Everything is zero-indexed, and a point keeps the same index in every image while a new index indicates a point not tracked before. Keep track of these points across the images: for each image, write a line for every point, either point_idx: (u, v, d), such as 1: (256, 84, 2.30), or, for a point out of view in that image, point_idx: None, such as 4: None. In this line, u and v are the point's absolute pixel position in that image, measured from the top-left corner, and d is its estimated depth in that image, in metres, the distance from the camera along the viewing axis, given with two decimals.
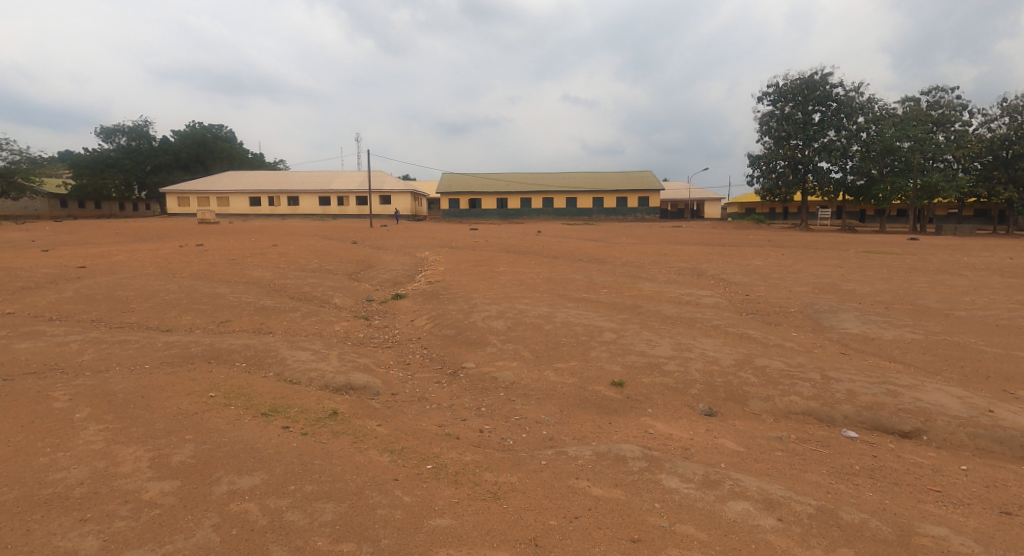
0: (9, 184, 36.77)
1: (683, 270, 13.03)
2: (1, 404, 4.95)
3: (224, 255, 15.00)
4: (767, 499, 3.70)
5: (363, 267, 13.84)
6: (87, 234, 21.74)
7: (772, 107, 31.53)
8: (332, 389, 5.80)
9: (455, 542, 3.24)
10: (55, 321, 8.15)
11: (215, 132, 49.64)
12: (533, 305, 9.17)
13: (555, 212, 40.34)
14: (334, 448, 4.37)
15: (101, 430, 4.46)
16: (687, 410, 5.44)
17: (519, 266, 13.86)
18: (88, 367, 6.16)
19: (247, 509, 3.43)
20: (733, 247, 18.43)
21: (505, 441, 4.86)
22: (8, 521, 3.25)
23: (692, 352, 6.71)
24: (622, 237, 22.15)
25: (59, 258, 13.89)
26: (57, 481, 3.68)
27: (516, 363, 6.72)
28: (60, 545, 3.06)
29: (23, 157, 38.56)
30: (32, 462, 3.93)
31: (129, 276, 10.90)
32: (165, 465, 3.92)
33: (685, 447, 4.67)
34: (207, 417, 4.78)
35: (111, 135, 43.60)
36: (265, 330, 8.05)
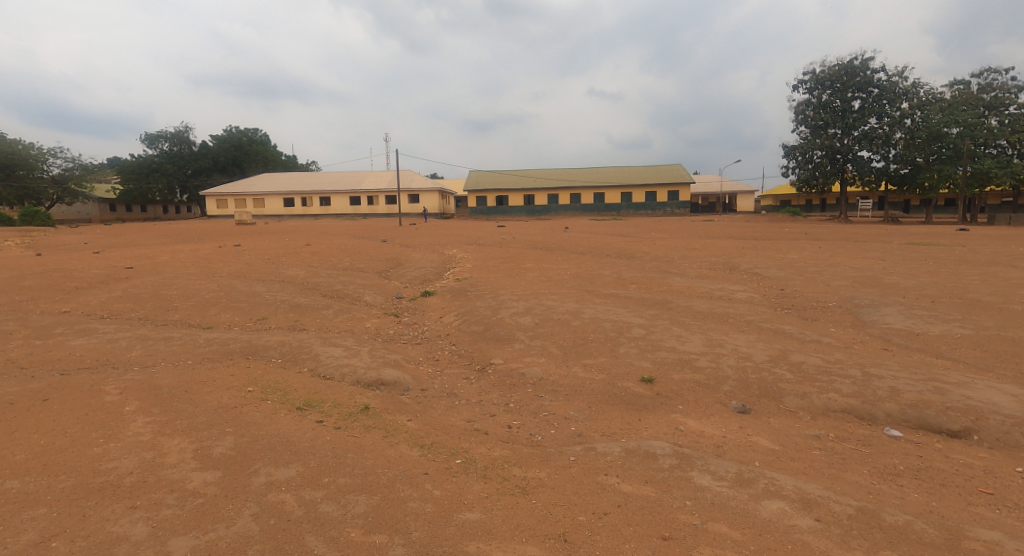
0: (63, 190, 38.61)
1: (714, 265, 12.78)
2: (58, 396, 5.19)
3: (259, 254, 15.37)
4: (804, 498, 3.59)
5: (392, 265, 14.02)
6: (133, 236, 22.62)
7: (809, 95, 30.55)
8: (362, 384, 5.90)
9: (485, 537, 3.25)
10: (106, 318, 8.51)
11: (251, 136, 50.94)
12: (561, 301, 9.12)
13: (582, 208, 40.04)
14: (365, 442, 4.43)
15: (148, 423, 4.62)
16: (719, 407, 5.33)
17: (546, 262, 13.80)
18: (136, 362, 6.41)
19: (284, 500, 3.52)
20: (767, 241, 17.92)
21: (533, 437, 4.85)
22: (65, 507, 3.40)
23: (724, 349, 6.56)
24: (651, 232, 21.83)
25: (108, 259, 14.52)
26: (109, 470, 3.84)
27: (543, 359, 6.71)
28: (113, 530, 3.18)
29: (74, 163, 40.34)
30: (85, 451, 4.11)
31: (172, 275, 11.29)
32: (207, 456, 4.05)
33: (717, 445, 4.58)
34: (245, 411, 4.92)
35: (155, 141, 45.17)
36: (298, 328, 8.21)
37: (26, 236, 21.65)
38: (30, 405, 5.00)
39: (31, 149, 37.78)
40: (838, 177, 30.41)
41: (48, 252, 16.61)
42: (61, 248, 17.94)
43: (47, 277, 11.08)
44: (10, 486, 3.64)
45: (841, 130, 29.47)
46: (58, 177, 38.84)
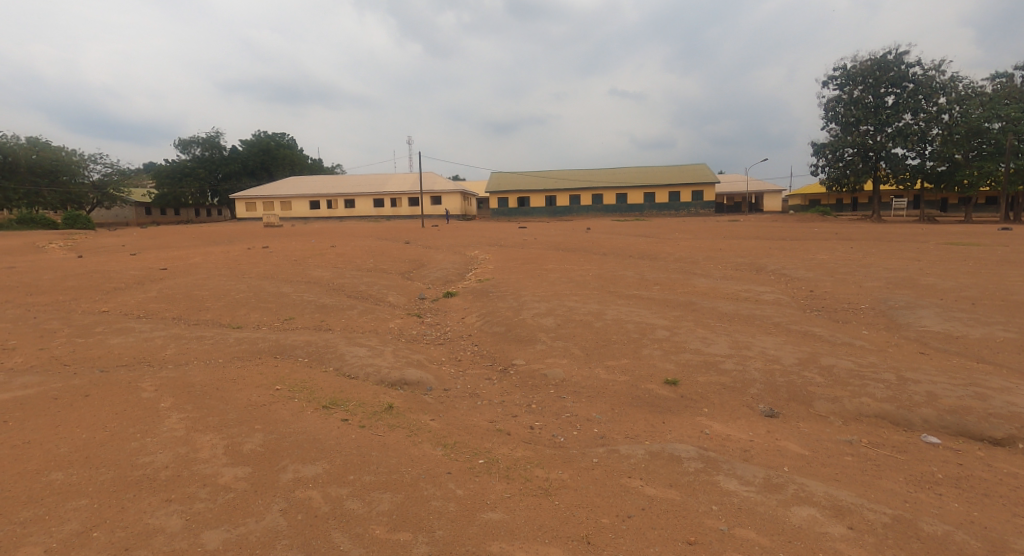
0: (102, 195, 39.96)
1: (740, 266, 12.56)
2: (97, 392, 5.35)
3: (286, 256, 15.63)
4: (836, 505, 3.50)
5: (415, 266, 14.11)
6: (168, 238, 23.27)
7: (840, 91, 29.91)
8: (387, 383, 5.94)
9: (508, 537, 3.23)
10: (142, 317, 8.73)
11: (279, 140, 51.90)
12: (583, 302, 9.06)
13: (604, 208, 39.83)
14: (389, 441, 4.46)
15: (181, 418, 4.72)
16: (746, 411, 5.23)
17: (568, 263, 13.75)
18: (170, 360, 6.57)
19: (311, 496, 3.56)
20: (795, 241, 17.57)
21: (556, 438, 4.82)
22: (104, 499, 3.49)
23: (751, 351, 6.44)
24: (675, 233, 21.57)
25: (144, 262, 14.93)
26: (145, 464, 3.93)
27: (566, 360, 6.68)
28: (149, 522, 3.26)
29: (112, 169, 41.70)
30: (124, 446, 4.22)
31: (204, 277, 11.53)
32: (237, 452, 4.12)
33: (744, 449, 4.49)
34: (274, 409, 5.00)
35: (188, 146, 46.25)
36: (324, 327, 8.32)
37: (68, 239, 22.43)
38: (71, 400, 5.15)
39: (73, 155, 39.22)
40: (871, 175, 29.67)
41: (88, 254, 17.16)
42: (101, 251, 18.54)
43: (87, 278, 11.44)
44: (53, 478, 3.75)
45: (873, 127, 28.76)
46: (98, 182, 40.26)
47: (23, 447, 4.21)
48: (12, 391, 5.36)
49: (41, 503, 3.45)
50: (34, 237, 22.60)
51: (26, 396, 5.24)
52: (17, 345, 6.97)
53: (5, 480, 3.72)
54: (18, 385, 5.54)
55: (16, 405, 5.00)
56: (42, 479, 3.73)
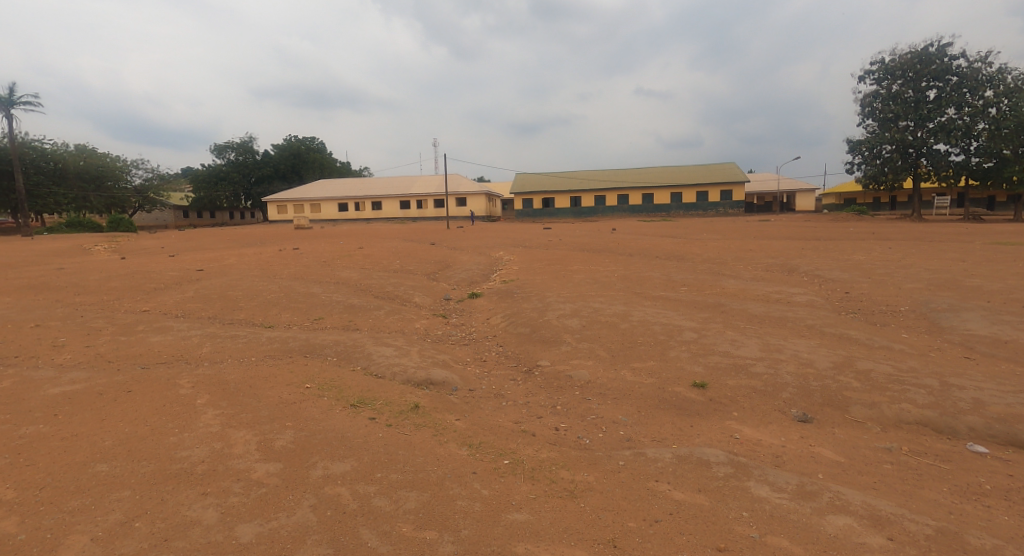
0: (143, 199, 41.61)
1: (771, 267, 12.27)
2: (138, 388, 5.52)
3: (316, 257, 15.90)
4: (874, 515, 3.38)
5: (441, 267, 14.20)
6: (204, 240, 24.01)
7: (878, 86, 29.03)
8: (413, 383, 5.97)
9: (533, 538, 3.21)
10: (180, 316, 9.00)
11: (309, 144, 52.89)
12: (609, 304, 8.97)
13: (630, 208, 39.48)
14: (415, 440, 4.48)
15: (217, 415, 4.83)
16: (778, 415, 5.10)
17: (594, 264, 13.64)
18: (206, 358, 6.73)
19: (339, 493, 3.59)
20: (829, 241, 17.09)
21: (581, 440, 4.77)
22: (144, 490, 3.59)
23: (783, 354, 6.28)
24: (704, 233, 21.21)
25: (182, 263, 15.41)
26: (183, 458, 4.03)
27: (591, 362, 6.61)
28: (186, 514, 3.34)
29: (153, 174, 43.25)
30: (163, 440, 4.33)
31: (238, 278, 11.81)
32: (269, 448, 4.19)
33: (776, 455, 4.37)
34: (304, 406, 5.08)
35: (223, 151, 47.41)
36: (352, 327, 8.43)
37: (113, 241, 23.40)
38: (115, 394, 5.33)
39: (117, 161, 40.83)
40: (911, 173, 28.73)
41: (130, 256, 17.84)
42: (142, 252, 19.26)
43: (128, 278, 11.87)
44: (98, 469, 3.88)
45: (914, 122, 27.84)
46: (140, 187, 41.97)
47: (72, 439, 4.37)
48: (60, 385, 5.58)
49: (87, 494, 3.56)
50: (81, 239, 23.69)
51: (73, 390, 5.44)
52: (66, 342, 7.26)
53: (54, 471, 3.86)
54: (66, 379, 5.76)
55: (64, 399, 5.19)
56: (88, 470, 3.86)
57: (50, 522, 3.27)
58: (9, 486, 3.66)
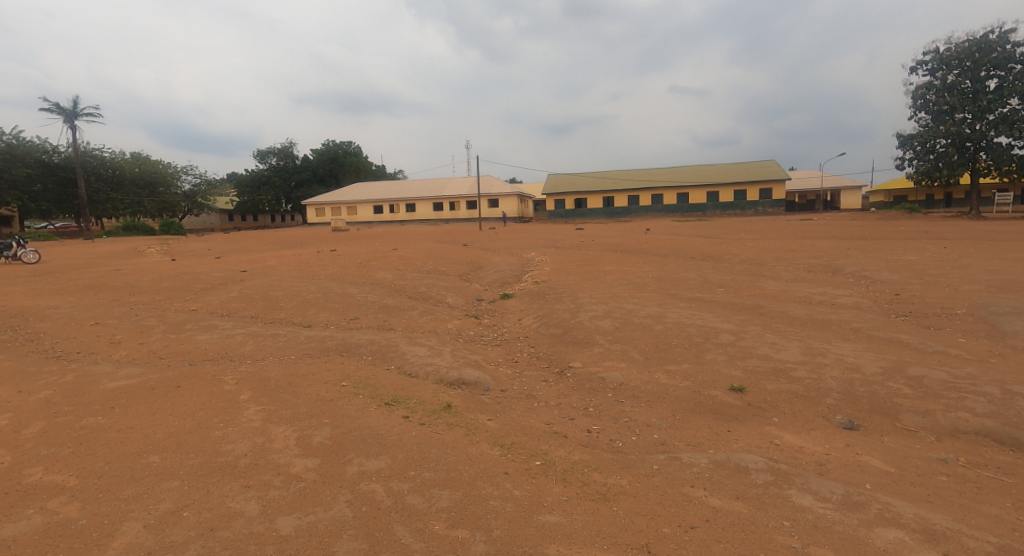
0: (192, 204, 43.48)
1: (813, 267, 11.87)
2: (186, 383, 5.71)
3: (352, 259, 16.20)
4: (929, 529, 3.20)
5: (473, 268, 14.28)
6: (247, 243, 24.84)
7: (931, 76, 27.80)
8: (445, 383, 5.98)
9: (566, 541, 3.16)
10: (224, 315, 9.29)
11: (346, 147, 54.03)
12: (642, 305, 8.81)
13: (665, 208, 38.85)
14: (448, 439, 4.48)
15: (259, 410, 4.94)
16: (822, 421, 4.91)
17: (627, 265, 13.46)
18: (248, 356, 6.92)
19: (374, 489, 3.61)
20: (876, 241, 16.43)
21: (614, 443, 4.69)
22: (192, 481, 3.70)
23: (826, 358, 6.05)
24: (742, 233, 20.68)
25: (226, 264, 15.96)
26: (227, 451, 4.14)
27: (624, 364, 6.50)
28: (230, 505, 3.42)
29: (201, 180, 45.00)
30: (209, 433, 4.46)
31: (279, 278, 12.12)
32: (307, 444, 4.26)
33: (820, 462, 4.20)
34: (340, 404, 5.15)
35: (265, 156, 48.90)
36: (386, 327, 8.54)
37: (164, 243, 24.47)
38: (165, 389, 5.52)
39: (168, 167, 42.63)
40: (968, 168, 27.37)
41: (180, 258, 18.59)
42: (191, 254, 20.07)
43: (178, 279, 12.35)
44: (150, 460, 4.02)
45: (972, 114, 26.52)
46: (189, 192, 43.84)
47: (127, 430, 4.55)
48: (116, 380, 5.82)
49: (140, 483, 3.70)
50: (136, 242, 24.88)
51: (128, 384, 5.67)
52: (122, 339, 7.59)
53: (111, 461, 4.02)
54: (121, 374, 6.00)
55: (119, 393, 5.41)
56: (141, 461, 4.00)
57: (107, 509, 3.40)
58: (71, 474, 3.84)
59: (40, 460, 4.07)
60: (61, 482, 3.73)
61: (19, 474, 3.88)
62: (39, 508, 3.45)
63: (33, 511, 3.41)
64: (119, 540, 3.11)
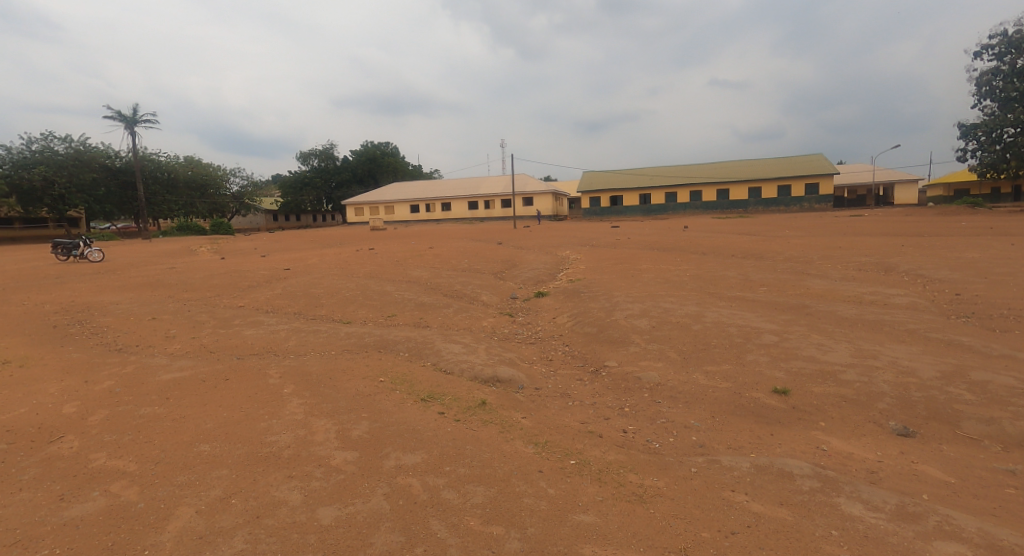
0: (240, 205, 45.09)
1: (864, 266, 11.35)
2: (233, 376, 5.88)
3: (390, 257, 16.44)
4: (993, 545, 3.00)
5: (507, 266, 14.28)
6: (291, 242, 25.60)
7: (998, 62, 26.24)
8: (479, 380, 5.98)
9: (601, 541, 3.10)
10: (269, 311, 9.57)
11: (384, 148, 54.92)
12: (680, 304, 8.60)
13: (703, 205, 37.95)
14: (483, 436, 4.47)
15: (301, 404, 5.05)
16: (872, 427, 4.68)
17: (664, 263, 13.20)
18: (291, 351, 7.09)
19: (410, 483, 3.63)
20: (933, 237, 15.63)
21: (650, 444, 4.58)
22: (240, 470, 3.80)
23: (878, 361, 5.76)
24: (785, 230, 20.02)
25: (271, 262, 16.47)
26: (272, 442, 4.24)
27: (661, 364, 6.36)
28: (275, 494, 3.50)
29: (248, 181, 46.54)
30: (255, 424, 4.59)
31: (320, 276, 12.40)
32: (346, 437, 4.31)
33: (870, 470, 4.00)
34: (377, 399, 5.20)
35: (307, 158, 50.22)
36: (423, 324, 8.61)
37: (213, 243, 25.46)
38: (215, 381, 5.71)
39: (218, 170, 44.30)
40: None
41: (228, 256, 19.28)
42: (239, 253, 20.80)
43: (226, 276, 12.80)
44: (201, 449, 4.15)
45: None
46: (237, 194, 45.48)
47: (181, 420, 4.71)
48: (171, 371, 6.05)
49: (192, 470, 3.82)
50: (188, 241, 25.98)
51: (182, 376, 5.89)
52: (176, 333, 7.90)
53: (166, 448, 4.18)
54: (175, 367, 6.24)
55: (174, 384, 5.62)
56: (193, 449, 4.14)
57: (163, 494, 3.53)
58: (131, 460, 4.00)
59: (104, 445, 4.26)
60: (122, 467, 3.90)
61: (86, 457, 4.08)
62: (102, 490, 3.61)
63: (97, 493, 3.56)
64: (173, 523, 3.21)
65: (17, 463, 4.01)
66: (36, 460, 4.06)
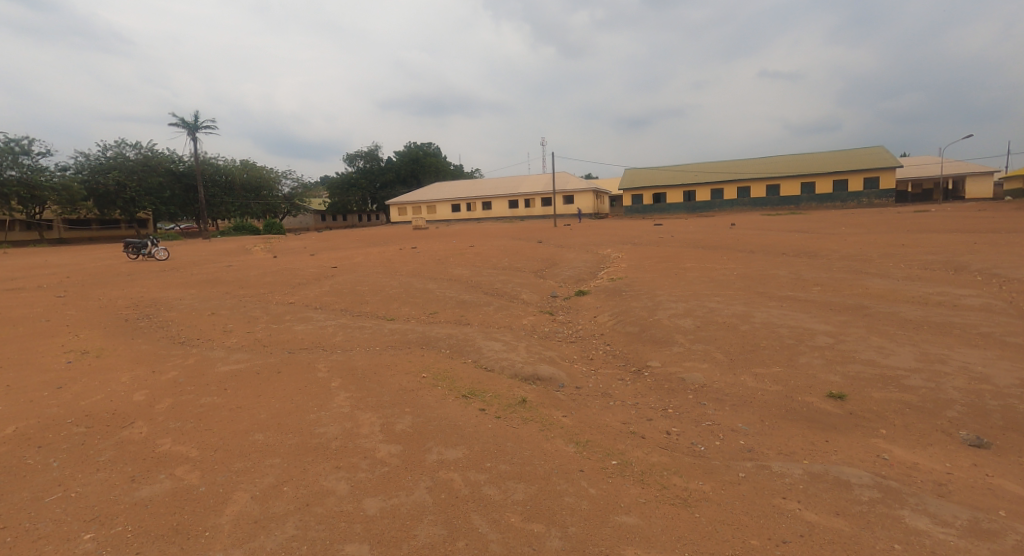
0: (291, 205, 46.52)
1: (929, 264, 10.70)
2: (285, 369, 6.06)
3: (431, 255, 16.63)
4: None
5: (548, 264, 14.19)
6: (338, 241, 26.27)
7: None
8: (520, 378, 5.93)
9: (644, 544, 3.01)
10: (317, 308, 9.82)
11: (427, 148, 55.62)
12: (726, 304, 8.32)
13: (752, 201, 36.73)
14: (523, 433, 4.43)
15: (347, 397, 5.14)
16: (937, 436, 4.38)
17: (709, 261, 12.83)
18: (338, 346, 7.24)
19: (452, 478, 3.63)
20: (1007, 234, 14.59)
21: (695, 447, 4.43)
22: (291, 459, 3.89)
23: (945, 366, 5.40)
24: (841, 227, 19.12)
25: (319, 260, 16.94)
26: (321, 433, 4.33)
27: (706, 365, 6.16)
28: (324, 483, 3.57)
29: (298, 183, 48.02)
30: (305, 416, 4.70)
31: (365, 274, 12.64)
32: (391, 431, 4.36)
33: (936, 482, 3.75)
34: (420, 394, 5.24)
35: (353, 160, 51.37)
36: (464, 322, 8.64)
37: (266, 242, 26.39)
38: (268, 374, 5.89)
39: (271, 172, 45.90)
40: None
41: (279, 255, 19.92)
42: (289, 252, 21.46)
43: (277, 274, 13.23)
44: (256, 437, 4.28)
45: None
46: (287, 195, 46.99)
47: (237, 409, 4.88)
48: (229, 364, 6.29)
49: (248, 458, 3.94)
50: (242, 241, 27.02)
51: (238, 368, 6.11)
52: (233, 327, 8.21)
53: (225, 436, 4.33)
54: (232, 359, 6.48)
55: (231, 375, 5.84)
56: (248, 438, 4.27)
57: (222, 479, 3.65)
58: (193, 446, 4.16)
59: (169, 432, 4.45)
60: (185, 452, 4.06)
61: (153, 443, 4.26)
62: (168, 474, 3.76)
63: (164, 476, 3.72)
64: (231, 508, 3.32)
65: (94, 446, 4.24)
66: (110, 443, 4.27)
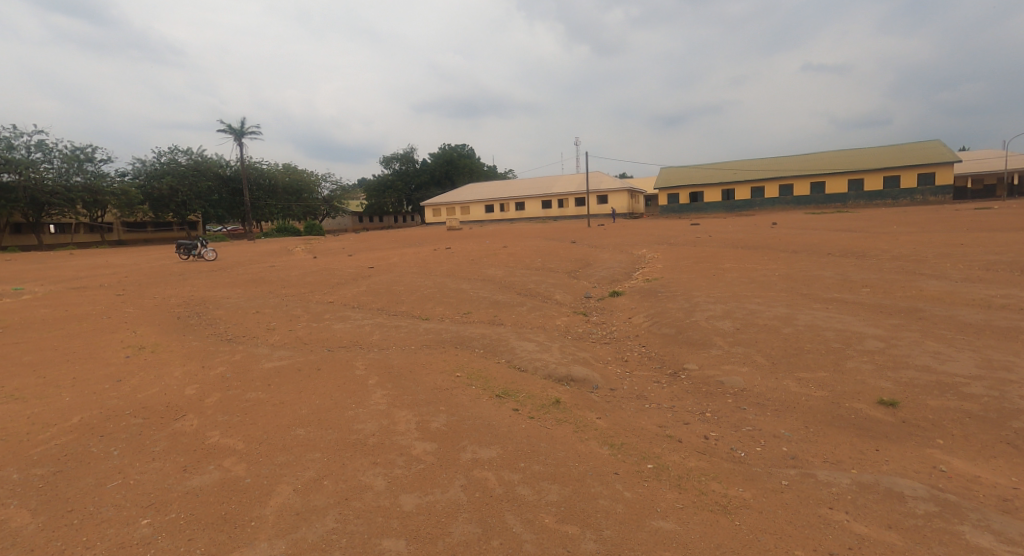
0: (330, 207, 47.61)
1: (989, 265, 10.10)
2: (324, 366, 6.17)
3: (466, 256, 16.72)
4: None
5: (582, 265, 14.05)
6: (375, 241, 26.75)
7: None
8: (554, 378, 5.87)
9: (683, 551, 2.92)
10: (355, 307, 9.99)
11: (461, 150, 56.01)
12: (767, 305, 8.05)
13: (794, 200, 35.58)
14: (558, 434, 4.37)
15: (384, 395, 5.19)
16: (999, 448, 4.11)
17: (750, 261, 12.45)
18: (374, 344, 7.33)
19: (486, 477, 3.60)
20: None
21: (735, 452, 4.28)
22: (330, 454, 3.94)
23: (1009, 374, 5.07)
24: (891, 226, 18.26)
25: (357, 261, 17.25)
26: (359, 429, 4.38)
27: (746, 368, 5.96)
28: (361, 479, 3.59)
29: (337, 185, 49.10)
30: (344, 412, 4.76)
31: (401, 274, 12.79)
32: (426, 429, 4.36)
33: (998, 496, 3.51)
34: (454, 393, 5.24)
35: (389, 162, 52.18)
36: (497, 322, 8.63)
37: (307, 243, 27.09)
38: (309, 370, 6.01)
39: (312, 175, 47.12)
40: None
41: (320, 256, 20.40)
42: (328, 253, 21.95)
43: (317, 274, 13.53)
44: (297, 432, 4.36)
45: None
46: (327, 197, 48.12)
47: (280, 405, 4.99)
48: (272, 360, 6.44)
49: (290, 451, 4.02)
50: (284, 242, 27.79)
51: (280, 365, 6.25)
52: (275, 325, 8.43)
53: (269, 430, 4.42)
54: (275, 356, 6.64)
55: (274, 372, 5.98)
56: (290, 432, 4.35)
57: (266, 472, 3.72)
58: (239, 439, 4.27)
59: (218, 424, 4.58)
60: (232, 445, 4.16)
61: (203, 435, 4.39)
62: (217, 465, 3.86)
63: (212, 467, 3.82)
64: (274, 499, 3.37)
65: (149, 436, 4.39)
66: (163, 434, 4.42)
